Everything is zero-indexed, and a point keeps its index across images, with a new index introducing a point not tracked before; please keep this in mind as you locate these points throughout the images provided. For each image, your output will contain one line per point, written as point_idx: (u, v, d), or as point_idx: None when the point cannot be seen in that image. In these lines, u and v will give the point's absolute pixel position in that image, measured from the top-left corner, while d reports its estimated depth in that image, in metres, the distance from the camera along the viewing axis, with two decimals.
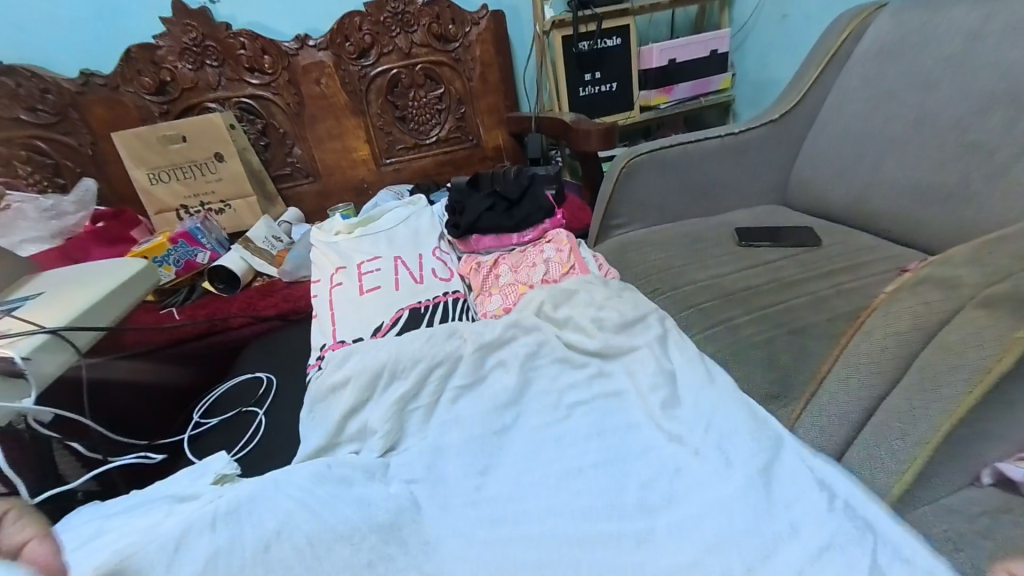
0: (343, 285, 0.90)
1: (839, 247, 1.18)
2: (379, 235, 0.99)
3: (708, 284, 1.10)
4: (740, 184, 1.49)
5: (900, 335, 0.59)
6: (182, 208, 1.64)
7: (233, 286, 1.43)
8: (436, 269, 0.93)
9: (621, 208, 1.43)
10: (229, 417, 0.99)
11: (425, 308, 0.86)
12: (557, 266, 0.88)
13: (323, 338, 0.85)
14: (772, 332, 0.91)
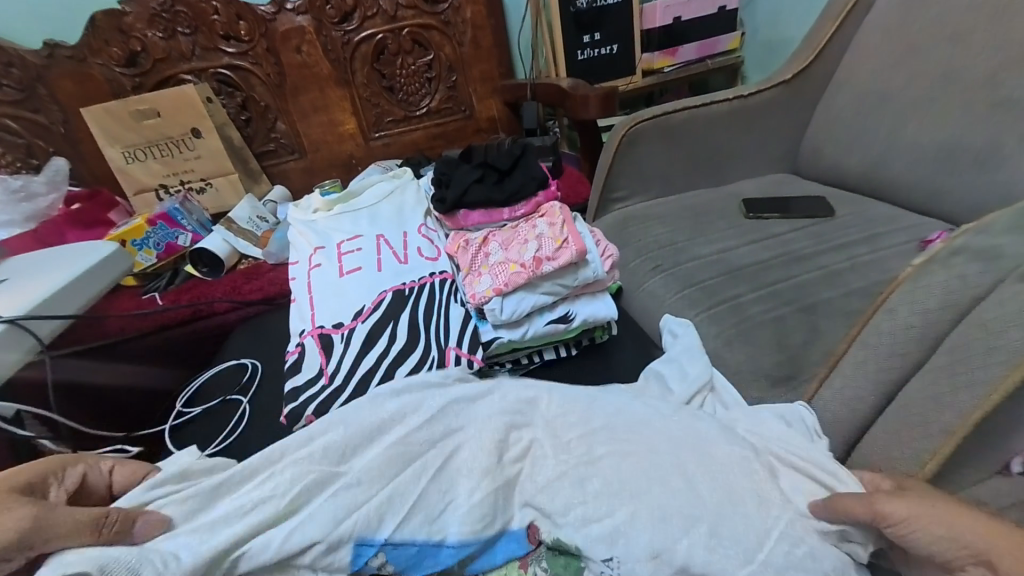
0: (322, 266, 0.84)
1: (853, 218, 1.11)
2: (360, 211, 0.92)
3: (713, 260, 1.03)
4: (748, 152, 1.41)
5: (931, 312, 0.53)
6: (161, 188, 1.57)
7: (217, 269, 1.38)
8: (422, 247, 0.86)
9: (622, 179, 1.35)
10: (212, 406, 0.95)
11: (410, 289, 0.80)
12: (550, 242, 0.77)
13: (302, 323, 0.80)
14: (782, 309, 0.85)
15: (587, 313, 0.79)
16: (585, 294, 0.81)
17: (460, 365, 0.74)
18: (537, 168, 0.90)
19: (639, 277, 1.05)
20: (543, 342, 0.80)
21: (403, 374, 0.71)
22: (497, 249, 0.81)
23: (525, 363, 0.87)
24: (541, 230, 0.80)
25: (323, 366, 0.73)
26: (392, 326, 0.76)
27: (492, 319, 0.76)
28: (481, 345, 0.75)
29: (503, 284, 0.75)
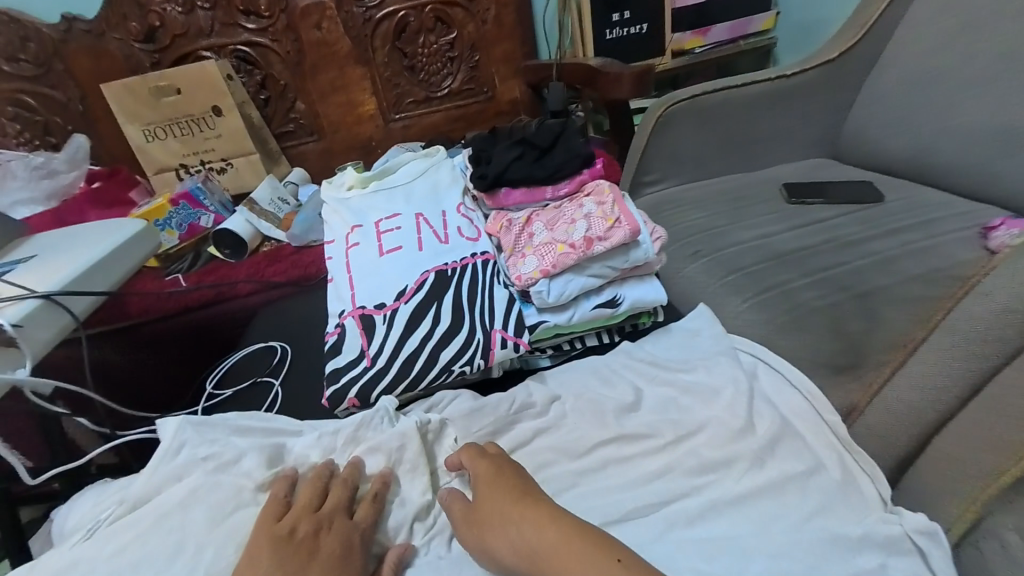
0: (360, 245, 0.81)
1: (903, 203, 1.07)
2: (396, 190, 0.89)
3: (758, 245, 0.99)
4: (786, 136, 1.35)
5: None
6: (181, 168, 1.54)
7: (239, 251, 1.36)
8: (461, 227, 0.83)
9: (654, 162, 1.31)
10: (242, 388, 0.93)
11: (452, 269, 0.77)
12: (600, 221, 0.73)
13: (341, 304, 0.76)
14: (838, 296, 0.81)
15: (635, 297, 0.76)
16: (633, 278, 0.78)
17: (506, 348, 0.71)
18: (582, 146, 0.86)
19: (677, 263, 1.01)
20: (588, 327, 0.77)
21: (448, 357, 0.69)
22: (542, 232, 0.77)
23: (567, 349, 0.81)
24: (589, 209, 0.76)
25: (364, 348, 0.70)
26: (436, 307, 0.73)
27: (538, 303, 0.73)
28: (526, 329, 0.72)
29: (551, 264, 0.72)
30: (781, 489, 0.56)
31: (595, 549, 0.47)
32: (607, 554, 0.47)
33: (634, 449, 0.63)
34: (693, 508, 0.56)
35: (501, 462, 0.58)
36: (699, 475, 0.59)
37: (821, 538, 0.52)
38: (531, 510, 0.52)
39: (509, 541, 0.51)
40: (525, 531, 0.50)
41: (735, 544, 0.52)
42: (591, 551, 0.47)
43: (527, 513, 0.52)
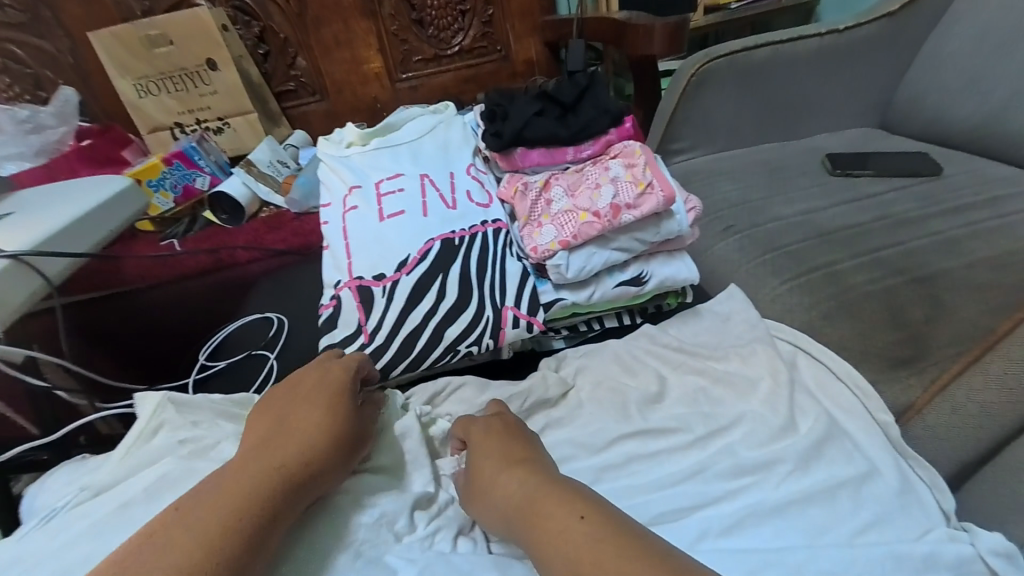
0: (358, 208, 0.72)
1: (965, 178, 0.96)
2: (400, 148, 0.80)
3: (799, 222, 0.90)
4: (831, 102, 1.22)
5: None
6: (176, 127, 1.45)
7: (237, 217, 1.29)
8: (471, 191, 0.74)
9: (684, 129, 1.19)
10: (236, 360, 0.88)
11: (460, 238, 0.69)
12: (629, 186, 0.64)
13: (337, 274, 0.69)
14: (892, 279, 0.72)
15: (665, 274, 0.68)
16: (662, 253, 0.69)
17: (519, 327, 0.64)
18: (609, 101, 0.76)
19: (706, 239, 0.92)
20: (608, 307, 0.70)
21: (455, 335, 0.62)
22: (562, 197, 0.69)
23: (584, 330, 0.74)
24: (616, 173, 0.67)
25: (362, 323, 0.64)
26: (442, 280, 0.65)
27: (555, 278, 0.65)
28: (542, 307, 0.65)
29: (571, 235, 0.64)
30: (824, 497, 0.50)
31: (560, 499, 0.44)
32: (570, 507, 0.43)
33: (660, 445, 0.57)
34: (727, 516, 0.50)
35: (499, 423, 0.55)
36: (734, 479, 0.53)
37: (881, 556, 0.44)
38: (522, 466, 0.49)
39: (486, 491, 0.49)
40: (506, 481, 0.48)
41: (778, 558, 0.45)
42: (559, 506, 0.43)
43: (514, 465, 0.49)
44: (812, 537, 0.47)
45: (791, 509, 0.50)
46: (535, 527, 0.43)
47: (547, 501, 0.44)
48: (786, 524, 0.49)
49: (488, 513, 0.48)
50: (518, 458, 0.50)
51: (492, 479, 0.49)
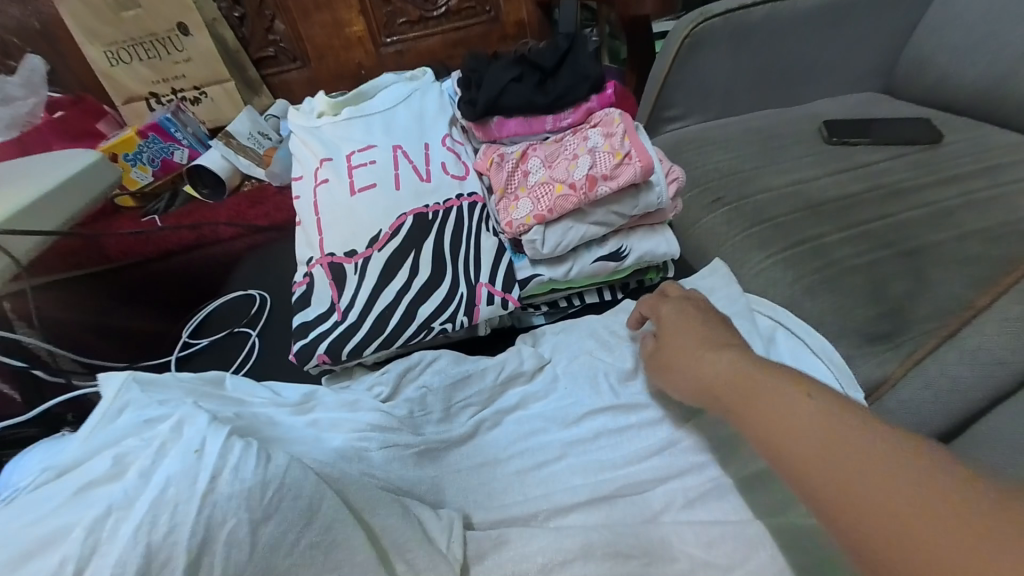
0: (329, 181, 0.69)
1: (966, 144, 0.92)
2: (371, 116, 0.75)
3: (787, 193, 0.87)
4: (834, 64, 1.16)
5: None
6: (152, 97, 1.40)
7: (218, 192, 1.27)
8: (446, 162, 0.71)
9: (679, 95, 1.14)
10: (218, 338, 0.88)
11: (433, 213, 0.67)
12: (606, 156, 0.62)
13: (309, 251, 0.67)
14: (878, 252, 0.72)
15: (644, 249, 0.67)
16: (643, 227, 0.68)
17: (494, 304, 0.62)
18: (590, 64, 0.72)
19: (694, 211, 0.89)
20: (588, 282, 0.69)
21: (427, 311, 0.61)
22: (540, 168, 0.66)
23: (564, 307, 0.73)
24: (595, 143, 0.65)
25: (335, 300, 0.63)
26: (414, 256, 0.64)
27: (532, 253, 0.64)
28: (517, 284, 0.64)
29: (547, 209, 0.62)
30: (782, 476, 0.51)
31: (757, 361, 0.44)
32: (771, 390, 0.40)
33: (633, 419, 0.57)
34: (690, 490, 0.51)
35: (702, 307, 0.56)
36: (700, 454, 0.54)
37: None
38: (720, 329, 0.52)
39: (669, 358, 0.52)
40: (696, 334, 0.51)
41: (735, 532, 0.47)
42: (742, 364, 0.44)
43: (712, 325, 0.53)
44: (769, 510, 0.49)
45: (746, 487, 0.51)
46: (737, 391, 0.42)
47: (752, 376, 0.42)
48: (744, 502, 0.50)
49: (679, 375, 0.50)
50: (711, 320, 0.53)
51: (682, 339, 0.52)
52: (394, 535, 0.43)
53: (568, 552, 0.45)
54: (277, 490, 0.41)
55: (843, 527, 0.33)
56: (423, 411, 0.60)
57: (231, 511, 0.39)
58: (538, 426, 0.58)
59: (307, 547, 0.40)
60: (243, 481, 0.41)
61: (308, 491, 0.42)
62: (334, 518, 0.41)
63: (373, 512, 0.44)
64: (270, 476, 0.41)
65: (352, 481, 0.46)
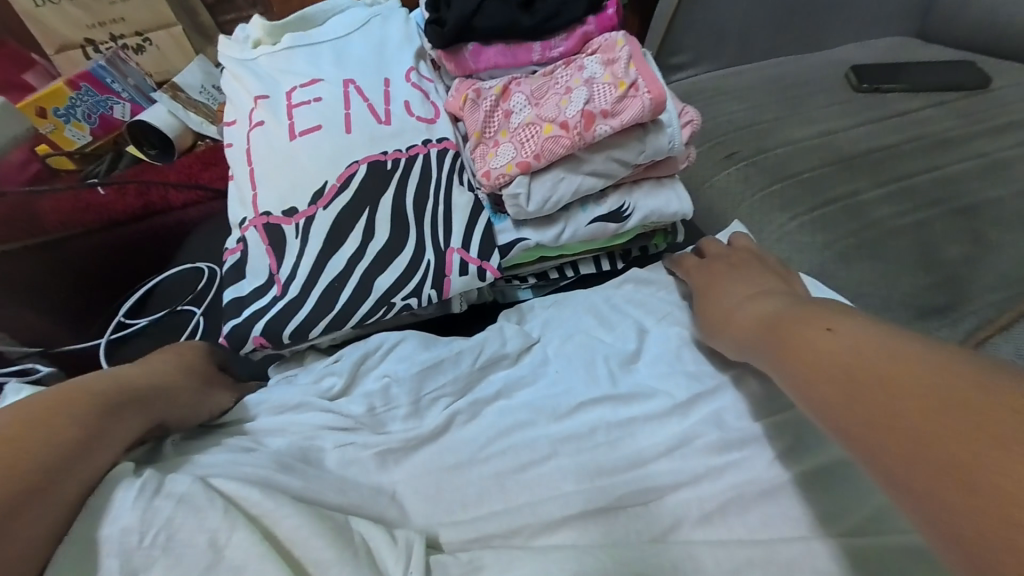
0: (265, 124, 0.57)
1: (1014, 90, 0.80)
2: (319, 46, 0.62)
3: (813, 145, 0.75)
4: (863, 2, 1.02)
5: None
6: (86, 43, 1.17)
7: (167, 154, 1.10)
8: (410, 102, 0.58)
9: (688, 35, 0.99)
10: (159, 317, 0.77)
11: (393, 162, 0.54)
12: (607, 88, 0.50)
13: (243, 211, 0.55)
14: (923, 212, 0.61)
15: (651, 207, 0.55)
16: (649, 180, 0.56)
17: (467, 274, 0.51)
18: None
19: (706, 168, 0.77)
20: (583, 248, 0.57)
21: (385, 284, 0.50)
22: (525, 107, 0.54)
23: (555, 278, 0.62)
24: (592, 72, 0.52)
25: (273, 271, 0.51)
26: (368, 215, 0.52)
27: (514, 212, 0.52)
28: (497, 249, 0.52)
29: (533, 155, 0.50)
30: (815, 481, 0.42)
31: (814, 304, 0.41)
32: (815, 322, 0.37)
33: (636, 411, 0.48)
34: (707, 500, 0.42)
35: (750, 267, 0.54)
36: (719, 454, 0.44)
37: (894, 546, 0.37)
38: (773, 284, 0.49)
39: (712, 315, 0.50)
40: (739, 290, 0.49)
41: (765, 554, 0.38)
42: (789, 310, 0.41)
43: (762, 281, 0.50)
44: (799, 523, 0.40)
45: (772, 493, 0.42)
46: (778, 328, 0.39)
47: (801, 311, 0.39)
48: (773, 514, 0.41)
49: (721, 332, 0.47)
50: (763, 278, 0.51)
51: (724, 293, 0.50)
52: (332, 572, 0.34)
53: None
54: (164, 526, 0.33)
55: (893, 445, 0.28)
56: (386, 405, 0.49)
57: (104, 558, 0.31)
58: (522, 420, 0.48)
59: None
60: (122, 523, 0.32)
61: (211, 522, 0.33)
62: (245, 555, 0.33)
63: (303, 544, 0.35)
64: (157, 509, 0.33)
65: (277, 503, 0.36)
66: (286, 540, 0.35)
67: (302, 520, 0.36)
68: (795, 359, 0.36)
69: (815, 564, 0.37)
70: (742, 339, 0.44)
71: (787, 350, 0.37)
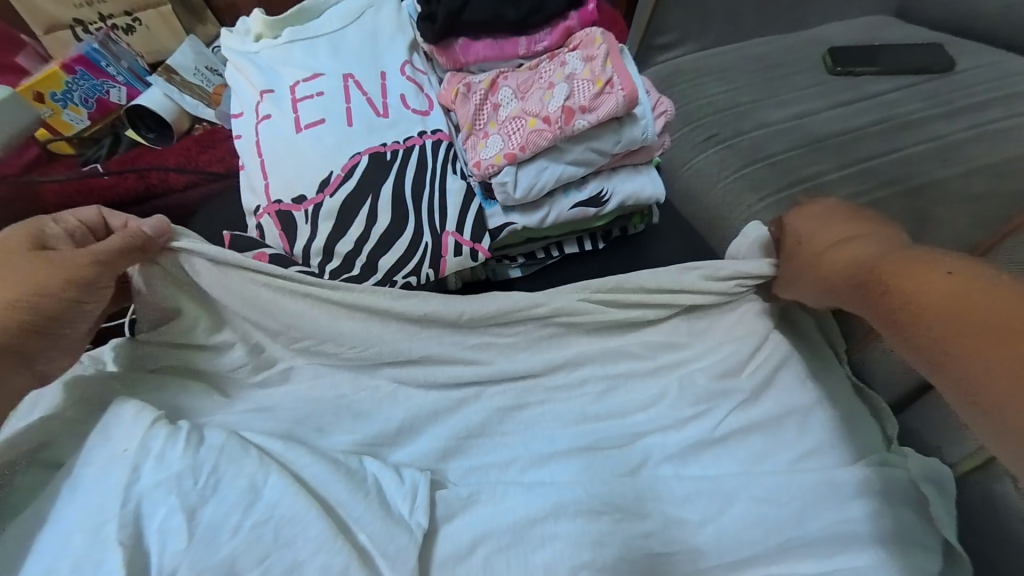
0: (271, 118, 0.61)
1: (980, 71, 0.84)
2: (317, 39, 0.65)
3: (786, 128, 0.80)
4: None
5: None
6: (76, 24, 1.14)
7: (165, 136, 1.13)
8: (406, 95, 0.63)
9: (677, 15, 0.99)
10: None
11: (392, 153, 0.59)
12: (586, 83, 0.54)
13: (255, 199, 0.60)
14: (877, 194, 0.67)
15: (627, 191, 0.61)
16: (626, 167, 0.61)
17: (462, 255, 0.57)
18: None
19: (685, 151, 0.81)
20: (567, 229, 0.63)
21: (388, 264, 0.56)
22: (512, 100, 0.58)
23: (541, 257, 0.68)
24: (573, 67, 0.56)
25: (288, 254, 0.57)
26: (371, 203, 0.57)
27: (503, 198, 0.57)
28: (488, 233, 0.58)
29: (519, 147, 0.55)
30: (763, 427, 0.50)
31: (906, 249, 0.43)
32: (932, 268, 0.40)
33: (623, 369, 0.53)
34: (671, 446, 0.49)
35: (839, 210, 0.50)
36: (688, 407, 0.51)
37: (819, 477, 0.45)
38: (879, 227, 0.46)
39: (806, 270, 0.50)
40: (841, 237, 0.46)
41: (712, 485, 0.46)
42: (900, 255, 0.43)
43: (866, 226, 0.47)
44: (745, 461, 0.48)
45: (725, 436, 0.49)
46: (887, 287, 0.41)
47: (913, 259, 0.42)
48: (722, 454, 0.49)
49: (822, 287, 0.47)
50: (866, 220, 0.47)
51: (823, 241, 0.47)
52: (351, 507, 0.41)
53: (540, 511, 0.44)
54: (210, 472, 0.37)
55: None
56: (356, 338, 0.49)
57: (161, 499, 0.36)
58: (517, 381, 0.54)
59: (250, 529, 0.36)
60: (171, 472, 0.37)
61: (248, 469, 0.38)
62: (279, 495, 0.38)
63: (325, 486, 0.41)
64: (202, 459, 0.38)
65: (297, 451, 0.43)
66: (313, 480, 0.42)
67: (323, 466, 0.42)
68: (899, 323, 0.40)
69: (753, 493, 0.45)
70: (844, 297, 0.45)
71: (894, 315, 0.41)
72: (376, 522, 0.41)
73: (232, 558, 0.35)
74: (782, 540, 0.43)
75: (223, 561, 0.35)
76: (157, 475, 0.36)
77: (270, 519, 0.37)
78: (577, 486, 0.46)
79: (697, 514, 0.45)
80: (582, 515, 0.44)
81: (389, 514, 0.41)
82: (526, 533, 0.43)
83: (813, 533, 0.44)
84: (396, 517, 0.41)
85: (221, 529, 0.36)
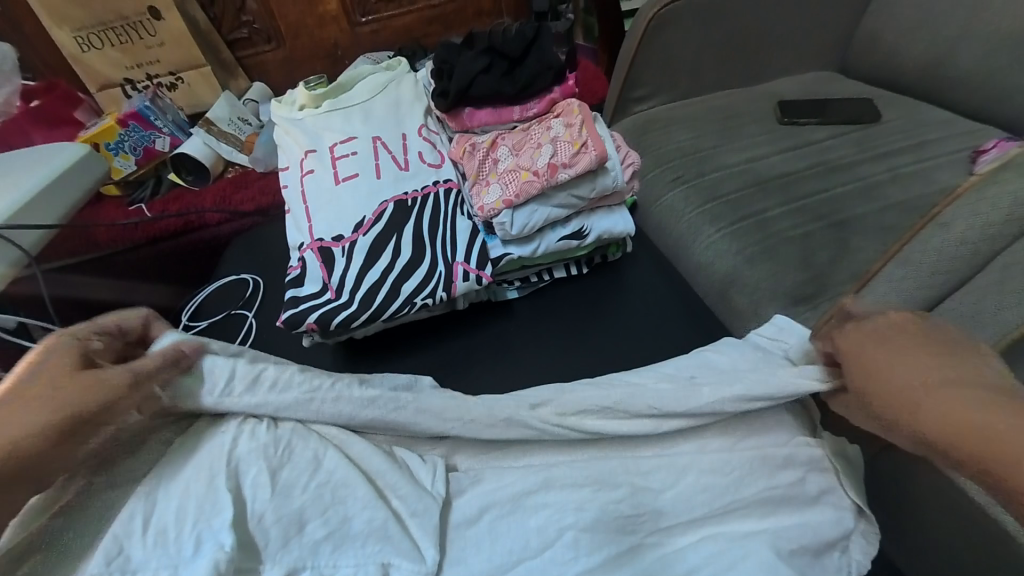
0: (314, 171, 0.75)
1: (900, 122, 1.00)
2: (351, 108, 0.80)
3: (740, 170, 0.95)
4: (797, 41, 1.19)
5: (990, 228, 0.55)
6: (127, 83, 1.29)
7: (202, 178, 1.26)
8: (423, 152, 0.77)
9: (649, 73, 1.15)
10: (217, 319, 0.93)
11: (413, 199, 0.73)
12: (566, 145, 0.69)
13: (300, 236, 0.74)
14: (812, 226, 0.81)
15: (603, 227, 0.74)
16: (601, 208, 0.75)
17: (469, 280, 0.70)
18: (553, 55, 0.77)
19: (657, 189, 0.96)
20: (554, 258, 0.77)
21: (411, 288, 0.68)
22: (508, 157, 0.73)
23: (535, 281, 0.82)
24: (557, 132, 0.71)
25: (326, 280, 0.69)
26: (397, 239, 0.71)
27: (502, 234, 0.71)
28: (490, 262, 0.71)
29: (514, 194, 0.69)
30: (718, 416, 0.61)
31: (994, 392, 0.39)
32: None
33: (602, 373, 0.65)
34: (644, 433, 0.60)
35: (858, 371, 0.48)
36: None
37: (758, 455, 0.57)
38: (957, 359, 0.43)
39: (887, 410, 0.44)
40: (925, 376, 0.42)
41: (672, 463, 0.57)
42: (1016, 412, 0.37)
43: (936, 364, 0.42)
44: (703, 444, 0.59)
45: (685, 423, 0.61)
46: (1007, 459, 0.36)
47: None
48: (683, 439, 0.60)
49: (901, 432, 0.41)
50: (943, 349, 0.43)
51: (897, 383, 0.43)
52: (386, 478, 0.52)
53: (532, 485, 0.55)
54: (287, 442, 0.49)
55: None
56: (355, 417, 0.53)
57: (253, 461, 0.47)
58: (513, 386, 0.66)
59: (315, 487, 0.48)
60: (261, 442, 0.48)
61: (313, 444, 0.50)
62: (336, 465, 0.49)
63: (366, 458, 0.52)
64: (284, 432, 0.50)
65: (347, 435, 0.53)
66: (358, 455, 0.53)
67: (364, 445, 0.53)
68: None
69: (706, 469, 0.56)
70: (954, 446, 0.38)
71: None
72: (404, 491, 0.52)
73: (303, 510, 0.47)
74: (725, 503, 0.54)
75: (296, 511, 0.46)
76: (250, 443, 0.48)
77: (328, 483, 0.48)
78: (566, 467, 0.57)
79: (659, 485, 0.56)
80: (571, 488, 0.54)
81: (413, 484, 0.53)
82: (523, 502, 0.54)
83: (749, 497, 0.55)
84: (420, 488, 0.52)
85: (293, 489, 0.47)
